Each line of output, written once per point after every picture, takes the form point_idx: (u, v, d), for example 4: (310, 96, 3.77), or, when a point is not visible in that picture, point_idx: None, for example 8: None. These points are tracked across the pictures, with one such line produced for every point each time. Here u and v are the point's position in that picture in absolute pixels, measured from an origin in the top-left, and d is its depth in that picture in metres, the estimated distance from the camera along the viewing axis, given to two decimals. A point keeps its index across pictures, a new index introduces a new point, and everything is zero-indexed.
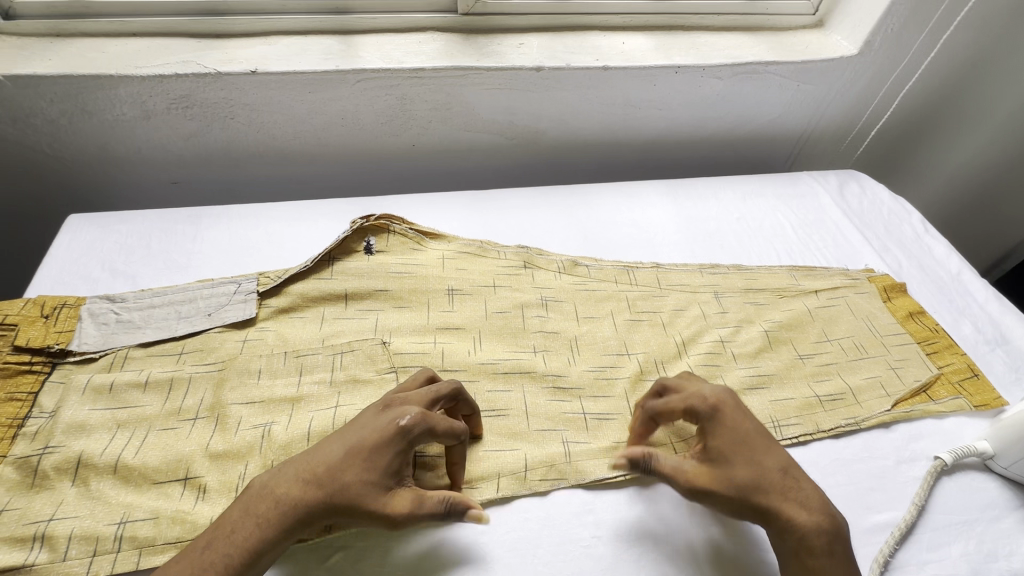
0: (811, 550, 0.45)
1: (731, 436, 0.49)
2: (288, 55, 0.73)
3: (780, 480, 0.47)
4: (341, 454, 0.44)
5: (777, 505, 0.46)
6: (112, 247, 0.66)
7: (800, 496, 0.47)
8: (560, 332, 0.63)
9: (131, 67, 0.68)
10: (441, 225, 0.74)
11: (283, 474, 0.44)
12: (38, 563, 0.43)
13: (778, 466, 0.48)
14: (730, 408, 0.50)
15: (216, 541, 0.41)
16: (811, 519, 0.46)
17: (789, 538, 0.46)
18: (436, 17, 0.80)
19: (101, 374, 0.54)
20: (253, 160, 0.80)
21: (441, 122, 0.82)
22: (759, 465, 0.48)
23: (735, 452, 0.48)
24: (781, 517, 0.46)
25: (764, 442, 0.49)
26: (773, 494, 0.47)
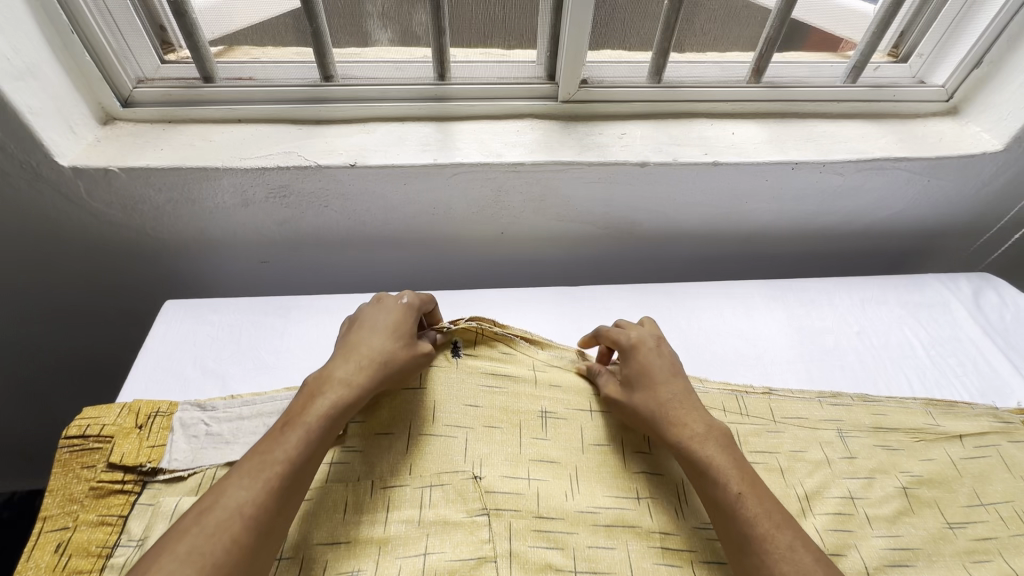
0: (701, 438, 0.53)
1: (634, 358, 0.61)
2: (386, 144, 0.72)
3: (674, 386, 0.58)
4: (373, 338, 0.57)
5: (669, 406, 0.56)
6: (204, 341, 0.65)
7: (690, 401, 0.57)
8: (665, 474, 0.58)
9: (235, 159, 0.68)
10: (532, 329, 0.70)
11: (331, 364, 0.55)
12: None
13: (673, 376, 0.59)
14: (647, 346, 0.62)
15: (281, 427, 0.49)
16: (701, 431, 0.54)
17: (681, 434, 0.54)
18: (536, 104, 0.77)
19: (189, 497, 0.51)
20: (343, 244, 0.80)
21: (535, 212, 0.78)
22: (656, 391, 0.58)
23: (636, 366, 0.60)
24: (675, 415, 0.56)
25: (662, 359, 0.61)
26: (664, 395, 0.57)
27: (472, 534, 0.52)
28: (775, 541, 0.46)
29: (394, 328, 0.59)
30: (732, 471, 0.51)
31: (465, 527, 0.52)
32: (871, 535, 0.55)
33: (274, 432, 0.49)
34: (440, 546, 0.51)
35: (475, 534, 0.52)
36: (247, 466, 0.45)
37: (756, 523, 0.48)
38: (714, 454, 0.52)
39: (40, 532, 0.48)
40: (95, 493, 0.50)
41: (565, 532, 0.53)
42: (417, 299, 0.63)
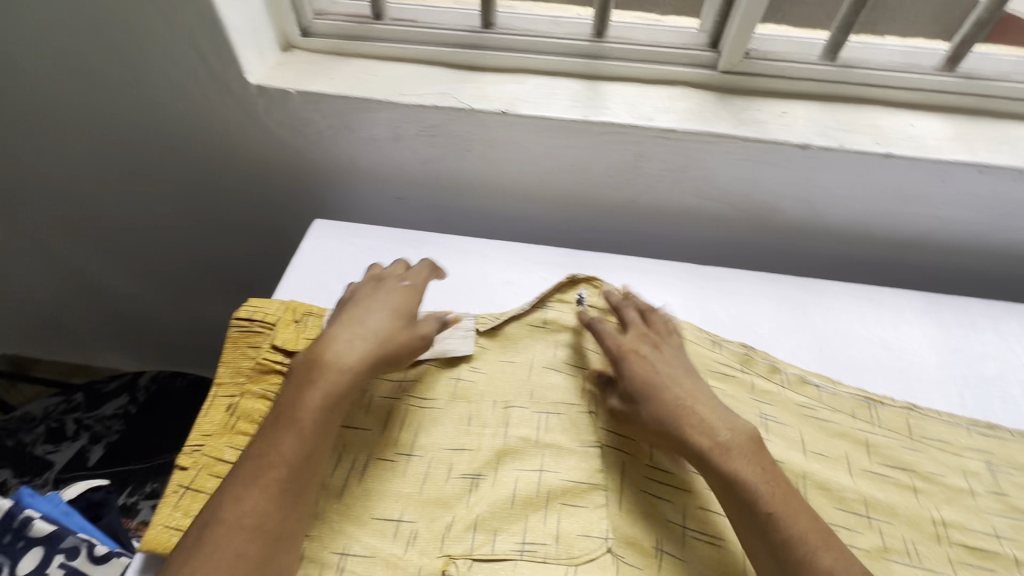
0: (729, 448, 0.50)
1: (636, 363, 0.56)
2: (537, 96, 0.73)
3: (679, 392, 0.54)
4: (383, 317, 0.56)
5: (681, 412, 0.52)
6: (347, 259, 0.70)
7: (704, 403, 0.53)
8: (786, 463, 0.55)
9: (396, 94, 0.71)
10: (655, 299, 0.69)
11: (341, 337, 0.53)
12: None
13: (680, 380, 0.55)
14: (641, 355, 0.57)
15: (277, 425, 0.48)
16: (727, 440, 0.51)
17: (704, 445, 0.50)
18: (694, 72, 0.74)
19: None
20: (474, 192, 0.82)
21: (671, 183, 0.76)
22: (660, 404, 0.53)
23: (643, 371, 0.55)
24: (688, 425, 0.52)
25: (666, 361, 0.56)
26: (673, 401, 0.53)
27: (584, 462, 0.53)
28: (813, 559, 0.45)
29: (403, 305, 0.58)
30: (764, 484, 0.48)
31: (578, 455, 0.54)
32: None
33: (300, 399, 0.49)
34: (554, 466, 0.53)
35: (587, 462, 0.53)
36: (290, 432, 0.47)
37: (796, 543, 0.46)
38: (742, 467, 0.49)
39: (216, 395, 0.55)
40: (259, 370, 0.56)
41: (677, 486, 0.53)
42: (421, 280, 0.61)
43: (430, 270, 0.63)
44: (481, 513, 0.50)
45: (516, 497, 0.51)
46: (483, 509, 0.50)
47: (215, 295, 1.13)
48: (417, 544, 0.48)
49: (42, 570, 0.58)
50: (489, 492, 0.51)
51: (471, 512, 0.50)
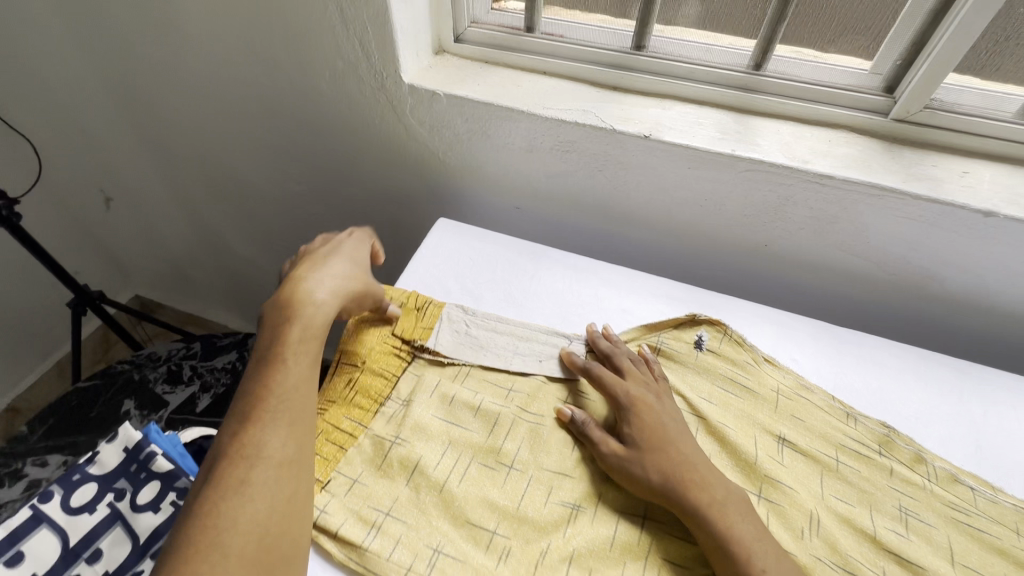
0: (723, 503, 0.47)
1: (638, 410, 0.53)
2: (682, 124, 0.70)
3: (676, 445, 0.51)
4: (349, 268, 0.60)
5: (679, 463, 0.49)
6: (466, 262, 0.71)
7: (696, 455, 0.50)
8: (931, 569, 0.47)
9: (539, 106, 0.72)
10: (781, 354, 0.64)
11: (308, 285, 0.56)
12: (369, 550, 0.46)
13: (672, 428, 0.52)
14: (645, 404, 0.54)
15: (260, 365, 0.50)
16: (716, 492, 0.48)
17: (699, 497, 0.47)
18: (860, 116, 0.68)
19: (447, 383, 0.57)
20: (594, 213, 0.81)
21: (814, 232, 0.70)
22: (662, 455, 0.50)
23: (640, 419, 0.52)
24: (683, 476, 0.48)
25: (664, 410, 0.54)
26: (671, 449, 0.50)
27: None
28: None
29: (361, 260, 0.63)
30: (751, 542, 0.45)
31: None
32: None
33: (275, 339, 0.51)
34: (657, 517, 0.50)
35: None
36: (274, 368, 0.49)
37: None
38: (736, 524, 0.46)
39: (339, 362, 0.59)
40: (380, 350, 0.59)
41: None
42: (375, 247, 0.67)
43: (376, 237, 0.69)
44: (579, 548, 0.47)
45: (615, 540, 0.48)
46: (580, 544, 0.47)
47: None
48: (510, 562, 0.46)
49: (156, 505, 0.63)
50: (587, 529, 0.48)
51: (568, 544, 0.47)
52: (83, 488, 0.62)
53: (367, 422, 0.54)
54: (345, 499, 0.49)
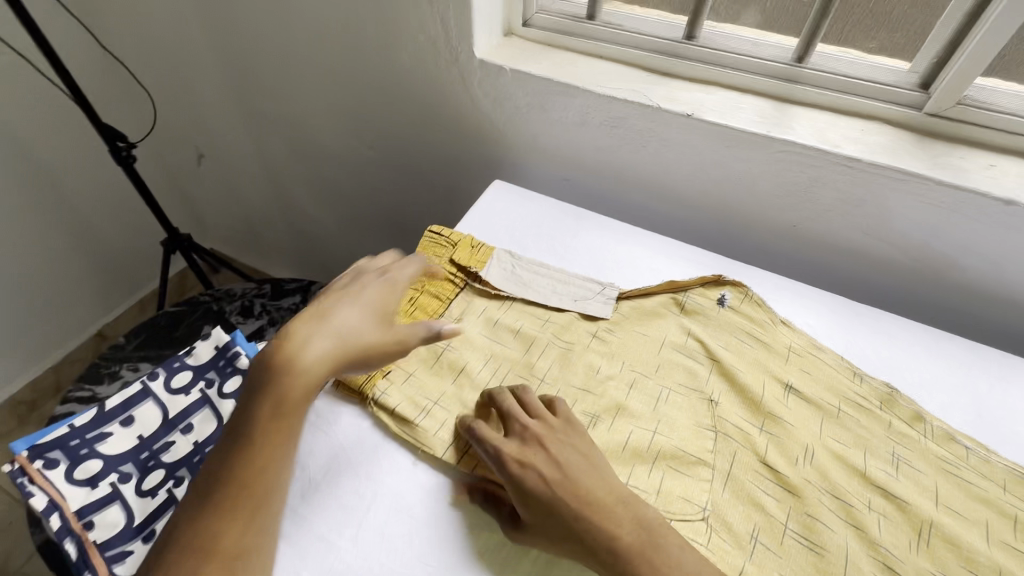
0: (632, 553, 0.45)
1: (524, 460, 0.50)
2: (723, 107, 0.77)
3: (571, 493, 0.48)
4: (352, 320, 0.54)
5: (578, 518, 0.46)
6: (515, 217, 0.80)
7: (592, 494, 0.48)
8: (913, 505, 0.52)
9: (593, 84, 0.80)
10: (798, 319, 0.69)
11: (298, 343, 0.51)
12: (420, 425, 0.55)
13: (571, 472, 0.49)
14: (530, 464, 0.49)
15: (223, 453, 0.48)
16: (625, 538, 0.45)
17: (605, 548, 0.45)
18: (894, 109, 0.73)
19: (492, 309, 0.66)
20: (635, 187, 0.88)
21: (841, 214, 0.75)
22: (557, 521, 0.47)
23: (529, 472, 0.49)
24: (588, 532, 0.46)
25: (549, 459, 0.50)
26: (567, 508, 0.47)
27: (697, 439, 0.56)
28: None
29: (375, 305, 0.57)
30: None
31: (692, 431, 0.57)
32: None
33: (248, 411, 0.48)
34: (667, 433, 0.56)
35: (699, 438, 0.56)
36: (239, 452, 0.47)
37: None
38: (649, 574, 0.44)
39: None
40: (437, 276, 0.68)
41: (787, 490, 0.53)
42: (407, 269, 0.61)
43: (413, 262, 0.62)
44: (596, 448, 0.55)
45: (628, 445, 0.55)
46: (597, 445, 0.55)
47: (383, 234, 1.31)
48: None
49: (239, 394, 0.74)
50: (604, 433, 0.56)
51: None
52: (180, 373, 0.75)
53: None
54: (402, 387, 0.58)
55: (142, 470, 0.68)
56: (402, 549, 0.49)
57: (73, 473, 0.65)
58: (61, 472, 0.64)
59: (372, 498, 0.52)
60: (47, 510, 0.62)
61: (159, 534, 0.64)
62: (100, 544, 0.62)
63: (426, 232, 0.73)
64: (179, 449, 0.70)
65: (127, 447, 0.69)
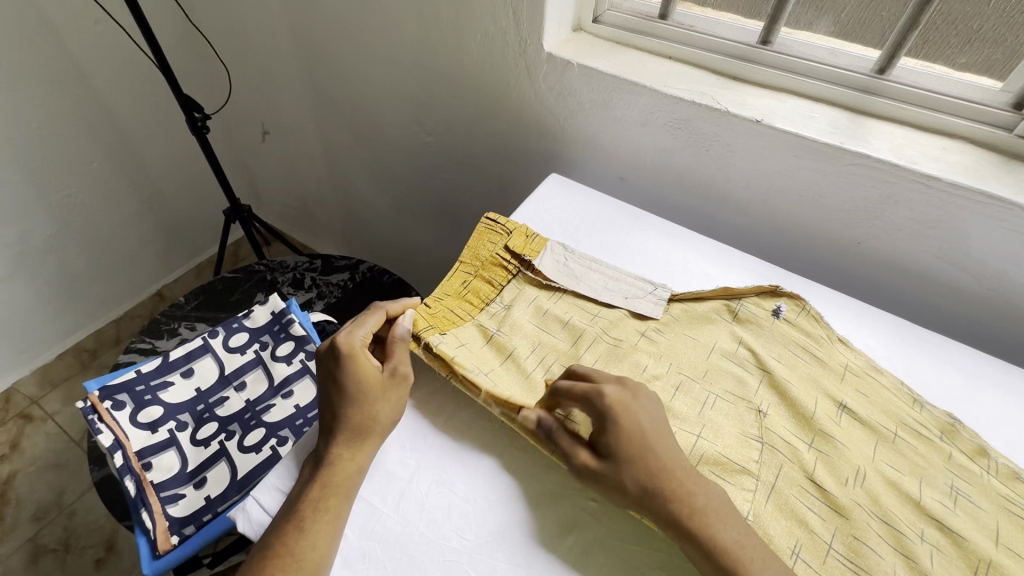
0: (706, 514, 0.47)
1: (610, 416, 0.50)
2: (794, 115, 0.74)
3: (649, 450, 0.49)
4: (347, 406, 0.54)
5: (656, 475, 0.48)
6: (570, 212, 0.81)
7: (670, 455, 0.50)
8: (969, 541, 0.50)
9: (661, 84, 0.79)
10: (856, 338, 0.67)
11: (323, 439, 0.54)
12: None
13: (651, 431, 0.50)
14: (617, 418, 0.50)
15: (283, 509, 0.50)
16: (700, 501, 0.47)
17: (679, 503, 0.47)
18: (981, 129, 0.69)
19: (542, 299, 0.67)
20: (693, 191, 0.87)
21: (912, 234, 0.72)
22: (637, 472, 0.48)
23: (615, 428, 0.50)
24: (665, 489, 0.48)
25: (635, 413, 0.51)
26: (647, 462, 0.49)
27: (741, 448, 0.55)
28: None
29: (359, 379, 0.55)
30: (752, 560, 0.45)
31: (736, 440, 0.56)
32: None
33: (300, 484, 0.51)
34: (710, 439, 0.55)
35: (744, 448, 0.55)
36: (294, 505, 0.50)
37: None
38: (723, 533, 0.46)
39: (457, 267, 0.69)
40: (491, 261, 0.69)
41: (835, 510, 0.51)
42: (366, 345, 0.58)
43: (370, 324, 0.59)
44: None
45: None
46: None
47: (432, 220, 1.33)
48: None
49: (290, 359, 0.78)
50: None
51: None
52: (238, 334, 0.78)
53: (473, 315, 0.64)
54: None
55: (197, 420, 0.72)
56: (441, 520, 0.50)
57: (137, 416, 0.69)
58: (127, 414, 0.68)
59: (414, 469, 0.53)
60: (111, 448, 0.66)
61: (209, 482, 0.68)
62: (156, 484, 0.66)
63: (482, 218, 0.73)
64: (232, 404, 0.74)
65: (185, 398, 0.73)
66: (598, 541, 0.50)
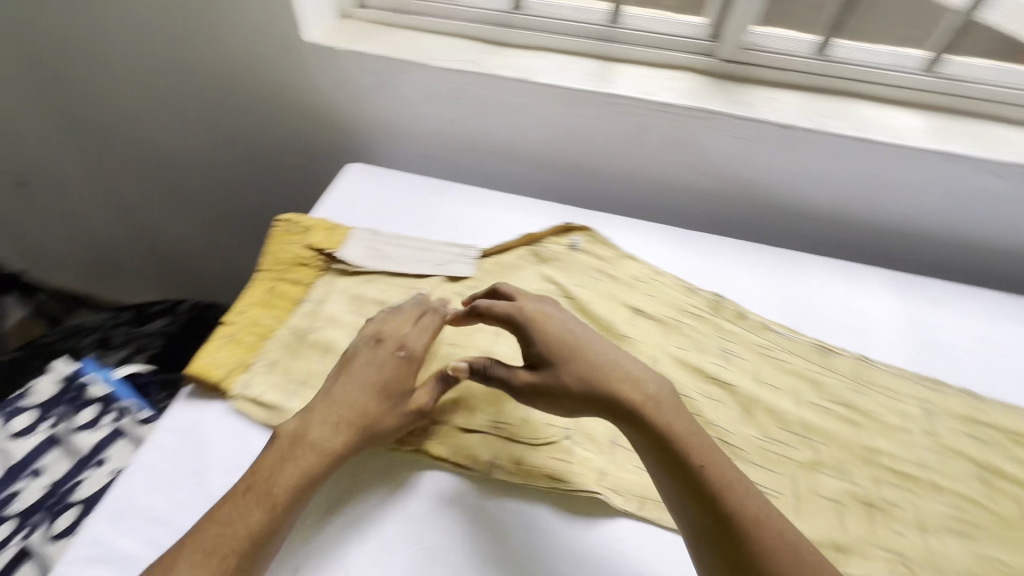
0: (669, 418, 0.50)
1: (532, 327, 0.55)
2: (553, 70, 0.82)
3: (587, 347, 0.53)
4: (362, 391, 0.53)
5: (599, 369, 0.52)
6: (374, 196, 0.81)
7: (608, 356, 0.53)
8: (738, 388, 0.62)
9: (432, 59, 0.82)
10: (641, 251, 0.77)
11: (316, 415, 0.52)
12: (287, 408, 0.55)
13: (589, 338, 0.55)
14: (541, 326, 0.55)
15: (254, 479, 0.48)
16: (655, 398, 0.51)
17: (631, 395, 0.51)
18: (694, 59, 0.83)
19: (356, 286, 0.67)
20: (490, 154, 0.92)
21: (667, 156, 0.84)
22: (580, 368, 0.52)
23: (540, 336, 0.54)
24: (618, 387, 0.51)
25: (564, 317, 0.56)
26: (593, 363, 0.52)
27: None
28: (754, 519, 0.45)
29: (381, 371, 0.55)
30: (730, 476, 0.47)
31: None
32: (932, 500, 0.56)
33: (280, 455, 0.49)
34: None
35: None
36: (267, 478, 0.48)
37: (724, 500, 0.46)
38: (693, 445, 0.48)
39: (260, 276, 0.66)
40: (295, 262, 0.67)
41: None
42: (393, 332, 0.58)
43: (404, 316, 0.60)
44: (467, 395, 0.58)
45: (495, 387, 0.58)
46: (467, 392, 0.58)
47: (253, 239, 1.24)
48: None
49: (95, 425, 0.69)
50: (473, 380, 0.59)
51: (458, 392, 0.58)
52: (21, 417, 0.68)
53: (285, 319, 0.63)
54: (267, 375, 0.57)
55: None
56: None
57: None
58: None
59: None
60: None
61: None
62: None
63: (278, 221, 0.71)
64: (29, 494, 0.63)
65: None
66: (443, 492, 0.53)
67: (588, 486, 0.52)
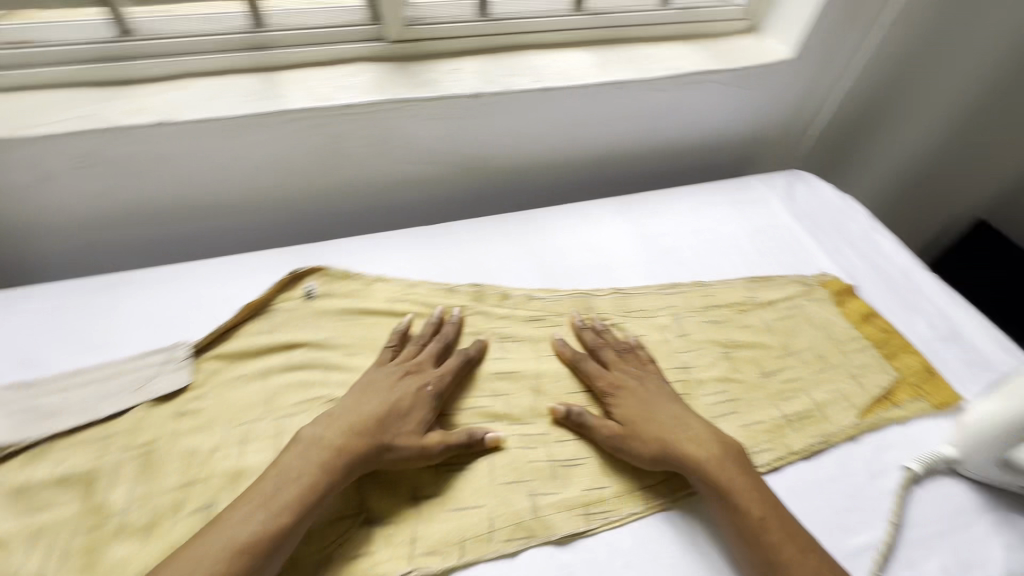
0: (711, 450, 0.53)
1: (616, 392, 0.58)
2: (203, 99, 0.68)
3: (651, 401, 0.57)
4: (373, 415, 0.51)
5: (663, 414, 0.55)
6: (13, 330, 0.59)
7: (673, 404, 0.57)
8: (520, 372, 0.61)
9: (27, 127, 0.61)
10: (388, 266, 0.70)
11: (335, 427, 0.49)
12: None
13: (658, 388, 0.59)
14: (621, 389, 0.58)
15: (267, 478, 0.45)
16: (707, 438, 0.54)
17: (686, 432, 0.54)
18: (364, 47, 0.75)
19: (17, 473, 0.48)
20: (178, 217, 0.75)
21: (379, 157, 0.77)
22: (651, 417, 0.55)
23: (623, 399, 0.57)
24: (675, 430, 0.54)
25: (650, 378, 0.60)
26: (666, 411, 0.56)
27: None
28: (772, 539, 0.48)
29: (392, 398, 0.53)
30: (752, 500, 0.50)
31: None
32: (700, 394, 0.62)
33: (295, 460, 0.47)
34: None
35: None
36: (281, 483, 0.45)
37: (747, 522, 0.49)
38: (735, 476, 0.51)
39: None
40: None
41: None
42: (415, 374, 0.56)
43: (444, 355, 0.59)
44: None
45: None
46: None
47: None
48: None
49: None
50: None
51: None
52: None
53: None
54: None
55: None
56: None
57: None
58: None
59: None
60: None
61: None
62: None
63: None
64: None
65: None
66: None
67: (397, 569, 0.46)
